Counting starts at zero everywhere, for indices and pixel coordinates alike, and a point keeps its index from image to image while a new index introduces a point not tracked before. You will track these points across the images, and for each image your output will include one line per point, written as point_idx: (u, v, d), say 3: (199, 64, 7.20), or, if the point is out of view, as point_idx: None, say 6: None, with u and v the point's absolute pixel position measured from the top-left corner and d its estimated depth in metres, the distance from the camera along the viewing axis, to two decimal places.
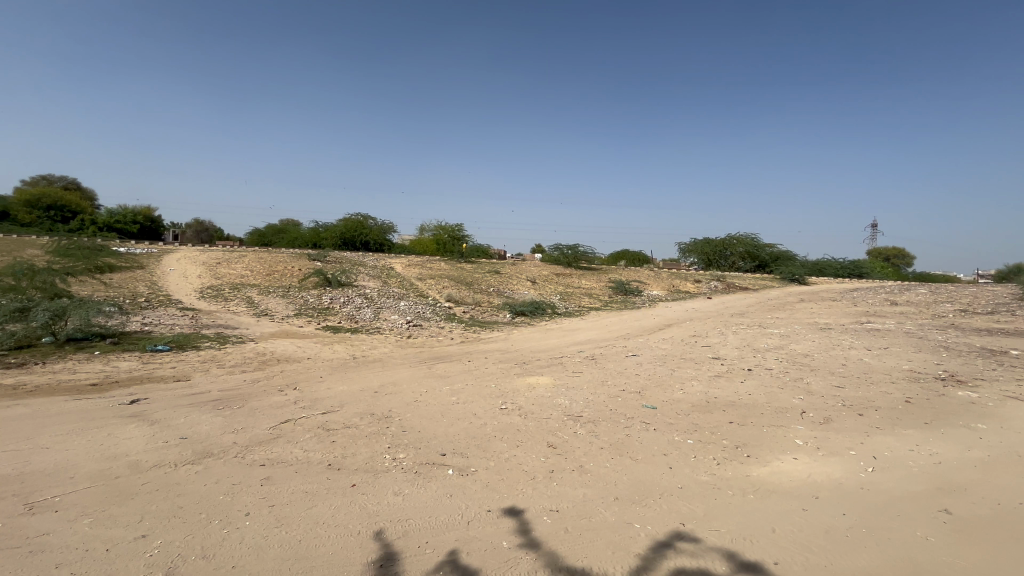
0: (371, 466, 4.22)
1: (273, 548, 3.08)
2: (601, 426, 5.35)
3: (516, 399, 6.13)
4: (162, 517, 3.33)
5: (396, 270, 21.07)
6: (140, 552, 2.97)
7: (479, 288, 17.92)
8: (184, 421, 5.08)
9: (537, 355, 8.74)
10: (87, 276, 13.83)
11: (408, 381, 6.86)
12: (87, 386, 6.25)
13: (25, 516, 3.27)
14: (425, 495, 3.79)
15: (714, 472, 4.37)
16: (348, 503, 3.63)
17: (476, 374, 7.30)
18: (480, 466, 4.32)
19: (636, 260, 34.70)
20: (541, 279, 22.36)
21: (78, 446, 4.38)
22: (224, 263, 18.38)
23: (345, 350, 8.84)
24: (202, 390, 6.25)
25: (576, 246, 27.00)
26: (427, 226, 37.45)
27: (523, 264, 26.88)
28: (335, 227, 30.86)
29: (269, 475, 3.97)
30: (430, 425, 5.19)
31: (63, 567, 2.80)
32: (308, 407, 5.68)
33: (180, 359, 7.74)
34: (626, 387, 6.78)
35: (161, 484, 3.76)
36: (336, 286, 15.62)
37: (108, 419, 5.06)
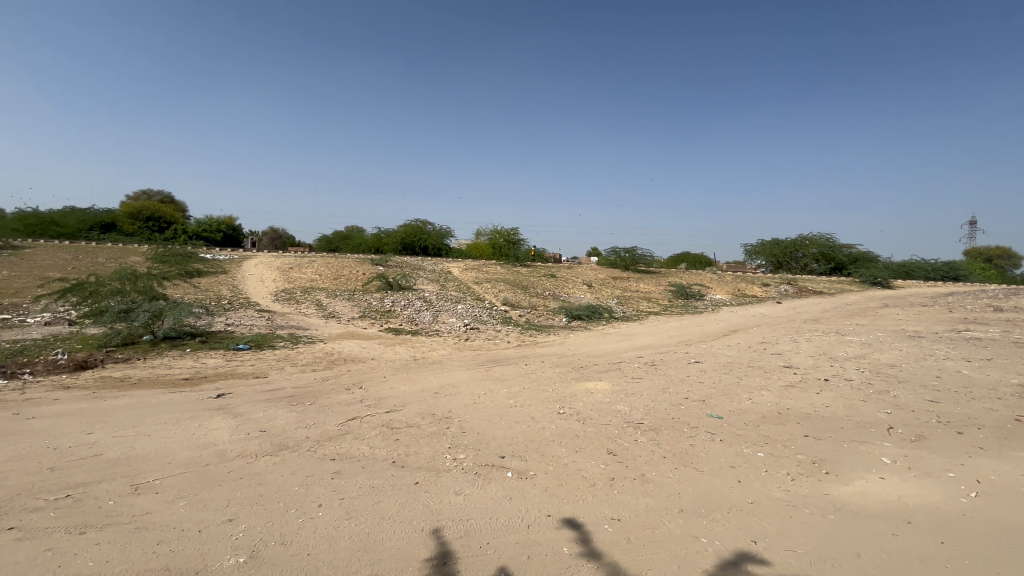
0: (433, 465, 4.33)
1: (344, 539, 3.24)
2: (663, 434, 5.18)
3: (573, 404, 6.06)
4: (246, 504, 3.60)
5: (453, 274, 21.55)
6: (228, 535, 3.22)
7: (535, 292, 17.94)
8: (262, 415, 5.46)
9: (595, 360, 8.61)
10: (180, 280, 15.25)
11: (467, 383, 6.98)
12: (181, 380, 6.88)
13: (132, 496, 3.65)
14: (486, 496, 3.84)
15: (788, 488, 4.11)
16: (412, 500, 3.74)
17: (533, 378, 7.30)
18: (539, 470, 4.31)
19: (697, 262, 33.27)
20: (598, 282, 22.03)
21: (173, 434, 4.83)
22: (295, 268, 19.65)
23: (406, 352, 9.14)
24: (278, 387, 6.70)
25: (634, 248, 26.37)
26: (483, 230, 38.03)
27: (578, 268, 26.59)
28: (396, 233, 32.08)
29: (338, 469, 4.17)
30: (489, 427, 5.25)
31: (164, 544, 3.10)
32: (373, 405, 5.92)
33: (258, 357, 8.35)
34: (689, 395, 6.52)
35: (244, 473, 4.07)
36: (397, 290, 16.21)
37: (198, 411, 5.54)
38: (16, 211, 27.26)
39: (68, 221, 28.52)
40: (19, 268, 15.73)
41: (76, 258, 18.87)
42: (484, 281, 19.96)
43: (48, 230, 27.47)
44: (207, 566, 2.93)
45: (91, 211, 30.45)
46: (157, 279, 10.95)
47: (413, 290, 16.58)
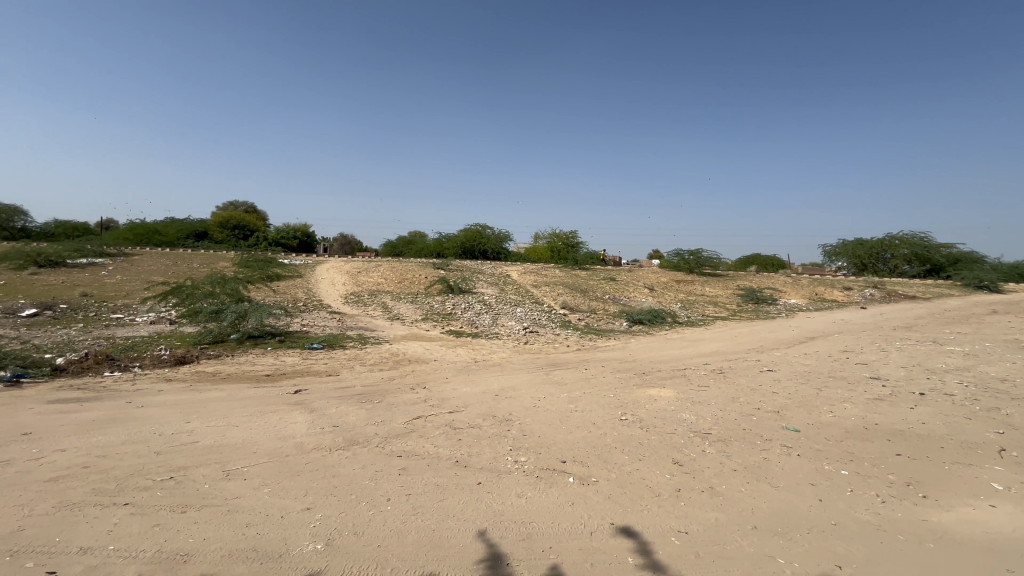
0: (494, 466, 4.39)
1: (411, 533, 3.35)
2: (733, 445, 4.93)
3: (636, 411, 5.91)
4: (322, 494, 3.83)
5: (512, 277, 21.77)
6: (306, 522, 3.44)
7: (594, 295, 17.72)
8: (335, 411, 5.79)
9: (657, 366, 8.36)
10: (262, 283, 16.57)
11: (527, 386, 7.01)
12: (263, 376, 7.46)
13: (224, 480, 4.00)
14: (548, 500, 3.83)
15: (878, 511, 3.76)
16: (474, 499, 3.82)
17: (594, 383, 7.21)
18: (601, 477, 4.24)
19: (769, 265, 31.37)
20: (661, 285, 21.36)
21: (257, 426, 5.24)
22: (363, 272, 20.68)
23: (467, 354, 9.33)
24: (348, 384, 7.08)
25: (699, 251, 25.31)
26: (541, 234, 38.09)
27: (639, 271, 25.92)
28: (457, 237, 32.90)
29: (405, 466, 4.34)
30: (550, 431, 5.24)
31: (252, 527, 3.37)
32: (437, 405, 6.11)
33: (330, 356, 8.88)
34: (762, 405, 6.15)
35: (320, 464, 4.33)
36: (457, 293, 16.62)
37: (279, 405, 5.98)
38: (129, 223, 30.92)
39: (168, 231, 31.83)
40: (129, 273, 17.74)
41: (176, 264, 21.04)
42: (543, 284, 19.98)
43: (153, 239, 30.86)
44: (288, 550, 3.15)
45: (188, 220, 33.78)
46: (242, 283, 11.95)
47: (474, 293, 16.92)
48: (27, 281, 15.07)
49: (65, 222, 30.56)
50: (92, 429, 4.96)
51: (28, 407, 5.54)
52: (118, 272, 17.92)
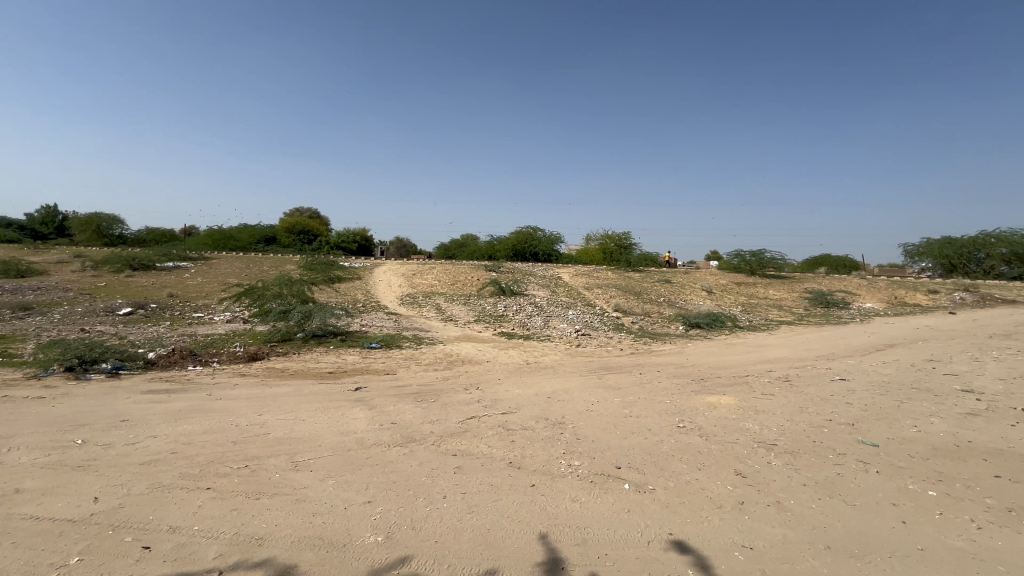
0: (548, 469, 4.37)
1: (467, 532, 3.41)
2: (802, 458, 4.63)
3: (694, 418, 5.70)
4: (382, 488, 3.98)
5: (563, 279, 21.64)
6: (368, 515, 3.59)
7: (649, 298, 17.26)
8: (392, 409, 6.00)
9: (717, 372, 8.02)
10: (324, 285, 17.48)
11: (580, 389, 6.94)
12: (327, 373, 7.86)
13: (293, 471, 4.25)
14: (603, 506, 3.77)
15: (973, 538, 3.40)
16: (528, 501, 3.82)
17: (649, 388, 7.00)
18: (658, 485, 4.12)
19: (841, 265, 29.26)
20: (720, 288, 20.48)
21: (321, 420, 5.52)
22: (418, 274, 21.28)
23: (518, 356, 9.36)
24: (405, 383, 7.31)
25: (761, 251, 24.05)
26: (593, 235, 37.57)
27: (696, 273, 25.00)
28: (508, 240, 33.15)
29: (460, 465, 4.42)
30: (604, 436, 5.15)
31: (318, 516, 3.55)
32: (489, 406, 6.17)
33: (388, 356, 9.21)
34: (834, 417, 5.74)
35: (379, 460, 4.50)
36: (509, 294, 16.76)
37: (341, 401, 6.28)
38: (208, 230, 33.63)
39: (242, 236, 34.28)
40: (208, 275, 19.28)
41: (248, 267, 22.62)
42: (595, 286, 19.71)
43: (229, 244, 33.36)
44: (352, 540, 3.29)
45: (259, 227, 36.18)
46: (307, 284, 12.65)
47: (525, 295, 17.00)
48: (124, 283, 16.73)
49: (154, 230, 33.59)
50: (178, 418, 5.42)
51: (125, 396, 6.15)
52: (199, 274, 19.51)
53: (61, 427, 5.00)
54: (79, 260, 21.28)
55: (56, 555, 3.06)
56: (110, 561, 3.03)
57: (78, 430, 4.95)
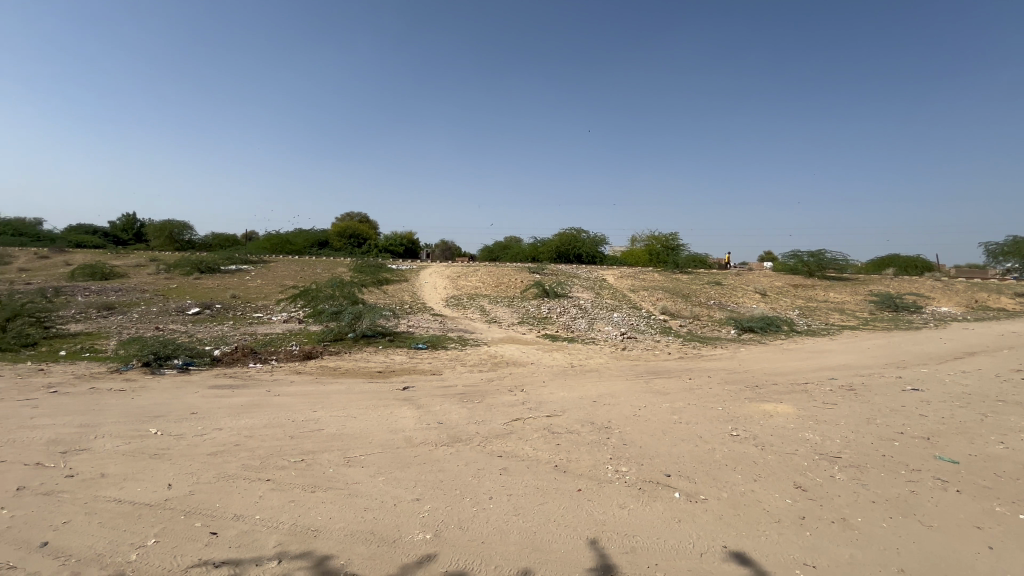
0: (595, 474, 4.31)
1: (513, 534, 3.42)
2: (870, 473, 4.33)
3: (748, 426, 5.44)
4: (429, 487, 4.04)
5: (608, 281, 21.27)
6: (416, 512, 3.66)
7: (698, 300, 16.69)
8: (439, 408, 6.11)
9: (773, 379, 7.63)
10: (373, 287, 18.05)
11: (627, 394, 6.80)
12: (376, 372, 8.11)
13: (346, 466, 4.40)
14: (652, 514, 3.67)
15: None
16: (575, 506, 3.78)
17: (699, 394, 6.75)
18: (710, 495, 3.96)
19: (912, 266, 27.15)
20: (775, 290, 19.50)
21: (371, 418, 5.69)
22: (463, 276, 21.57)
23: (563, 358, 9.29)
24: (451, 384, 7.42)
25: (821, 252, 22.73)
26: (638, 236, 36.72)
27: (748, 274, 23.90)
28: (552, 241, 33.00)
29: (505, 466, 4.43)
30: (653, 442, 5.02)
31: (370, 511, 3.66)
32: (534, 408, 6.15)
33: (434, 356, 9.39)
34: (906, 430, 5.32)
35: (427, 458, 4.59)
36: (553, 297, 16.66)
37: (390, 400, 6.45)
38: (268, 235, 35.62)
39: (297, 239, 36.05)
40: (267, 277, 20.41)
41: (304, 270, 23.71)
42: (641, 288, 19.26)
43: (286, 248, 35.16)
44: (401, 537, 3.37)
45: (313, 231, 37.92)
46: (357, 286, 13.10)
47: (569, 297, 16.85)
48: (193, 284, 17.97)
49: (219, 235, 35.94)
50: (240, 413, 5.75)
51: (194, 391, 6.59)
52: (259, 276, 20.67)
53: (140, 417, 5.43)
54: (154, 263, 23.12)
55: (136, 536, 3.32)
56: (183, 544, 3.26)
57: (153, 421, 5.35)
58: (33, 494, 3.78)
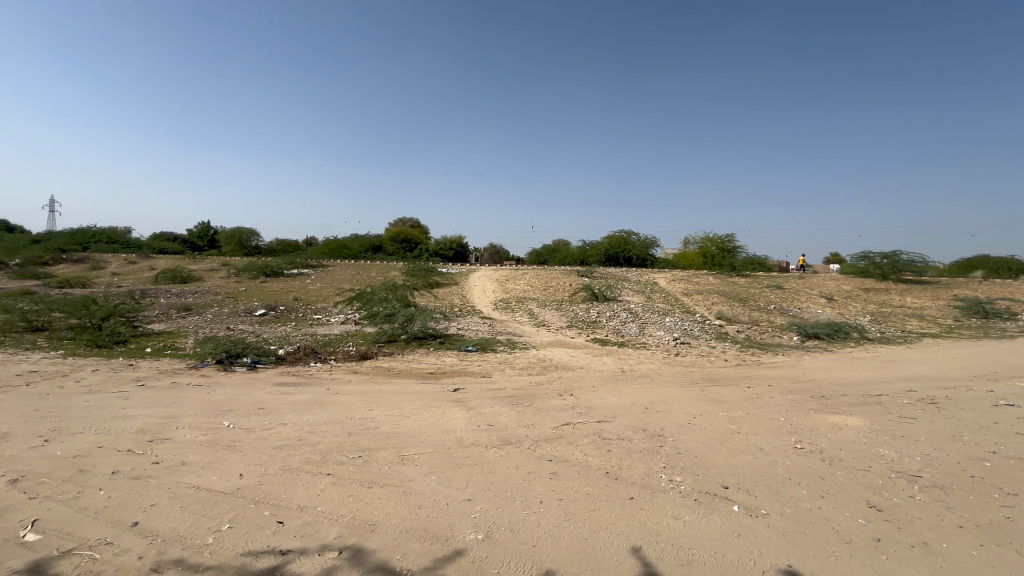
0: (648, 483, 4.20)
1: (564, 539, 3.40)
2: (956, 495, 3.96)
3: (814, 439, 5.12)
4: (481, 488, 4.10)
5: (660, 285, 20.72)
6: (468, 512, 3.72)
7: (757, 305, 15.91)
8: (489, 411, 6.18)
9: (842, 389, 7.14)
10: (425, 290, 18.52)
11: (681, 401, 6.59)
12: (428, 374, 8.32)
13: (400, 464, 4.55)
14: (709, 527, 3.54)
15: None
16: (628, 514, 3.70)
17: (759, 403, 6.43)
18: (772, 510, 3.77)
19: (1004, 267, 24.56)
20: (843, 295, 18.25)
21: (424, 418, 5.85)
22: (511, 280, 21.72)
23: (613, 363, 9.14)
24: (500, 387, 7.47)
25: (896, 253, 21.07)
26: (692, 239, 35.49)
27: (812, 277, 22.52)
28: (600, 244, 32.55)
29: (555, 471, 4.41)
30: (709, 452, 4.83)
31: (423, 509, 3.76)
32: (584, 413, 6.10)
33: (484, 359, 9.49)
34: (999, 449, 4.83)
35: (477, 460, 4.66)
36: (602, 300, 16.43)
37: (441, 401, 6.60)
38: (326, 242, 37.48)
39: (353, 245, 37.64)
40: (326, 281, 21.48)
41: (359, 274, 24.69)
42: (694, 292, 18.63)
43: (342, 252, 36.83)
44: (454, 536, 3.44)
45: (368, 236, 39.48)
46: (408, 290, 13.49)
47: (619, 301, 16.55)
48: (259, 287, 19.19)
49: (283, 241, 38.20)
50: (303, 409, 6.08)
51: (261, 387, 7.03)
52: (319, 280, 21.73)
53: (214, 411, 5.86)
54: (225, 268, 24.92)
55: (212, 521, 3.58)
56: (253, 531, 3.48)
57: (226, 415, 5.76)
58: (125, 478, 4.16)
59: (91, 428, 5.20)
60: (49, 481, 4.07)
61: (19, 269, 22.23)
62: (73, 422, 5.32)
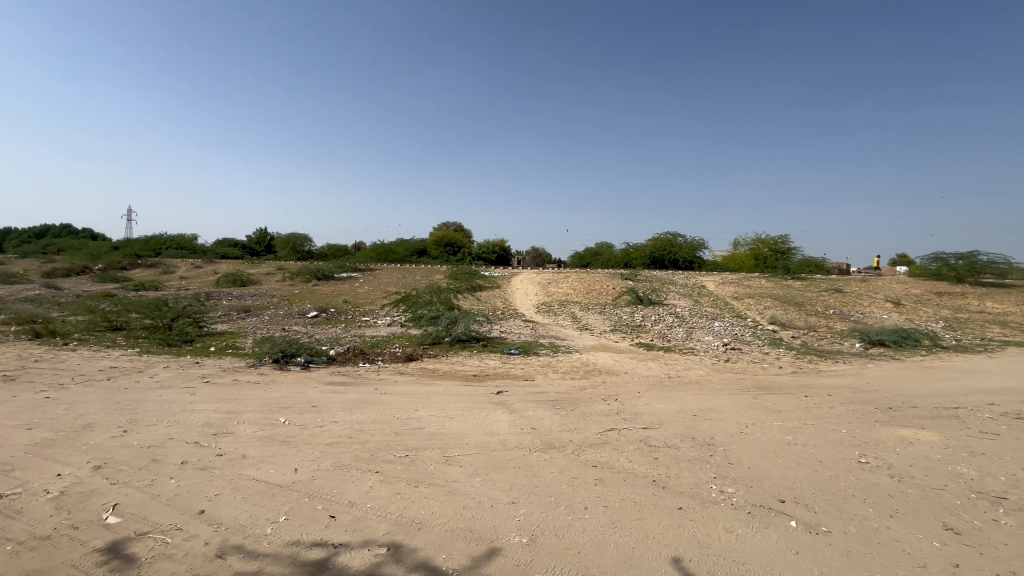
0: (697, 493, 4.06)
1: (610, 547, 3.34)
2: None
3: (880, 454, 4.79)
4: (524, 491, 4.09)
5: (707, 288, 20.03)
6: (512, 515, 3.72)
7: (814, 310, 15.06)
8: (532, 414, 6.17)
9: (912, 401, 6.62)
10: (467, 292, 18.75)
11: (731, 409, 6.33)
12: (471, 376, 8.41)
13: (445, 465, 4.62)
14: (765, 542, 3.38)
15: None
16: (676, 525, 3.59)
17: (817, 414, 6.06)
18: (834, 528, 3.55)
19: None
20: (912, 299, 16.95)
21: (468, 420, 5.91)
22: (553, 283, 21.62)
23: (659, 369, 8.91)
24: (543, 390, 7.45)
25: (973, 254, 19.40)
26: (742, 240, 34.10)
27: (876, 281, 21.07)
28: (645, 246, 31.85)
29: (600, 477, 4.34)
30: (763, 464, 4.61)
31: (468, 510, 3.80)
32: (629, 419, 5.97)
33: (526, 362, 9.50)
34: None
35: (521, 463, 4.66)
36: (647, 304, 16.06)
37: (485, 403, 6.66)
38: (373, 246, 38.72)
39: (399, 249, 38.68)
40: (373, 284, 22.16)
41: (405, 277, 25.36)
42: (745, 295, 17.88)
43: (389, 256, 37.92)
44: (499, 538, 3.45)
45: (413, 241, 40.48)
46: (452, 293, 13.71)
47: (665, 304, 16.13)
48: (312, 290, 20.08)
49: (333, 245, 39.82)
50: (353, 408, 6.30)
51: (314, 386, 7.34)
52: (367, 284, 22.48)
53: (272, 408, 6.17)
54: (281, 272, 26.24)
55: (270, 512, 3.76)
56: (307, 524, 3.63)
57: (282, 411, 6.05)
58: (192, 468, 4.46)
59: (163, 420, 5.61)
60: (128, 468, 4.41)
61: (101, 274, 24.36)
62: (147, 415, 5.75)
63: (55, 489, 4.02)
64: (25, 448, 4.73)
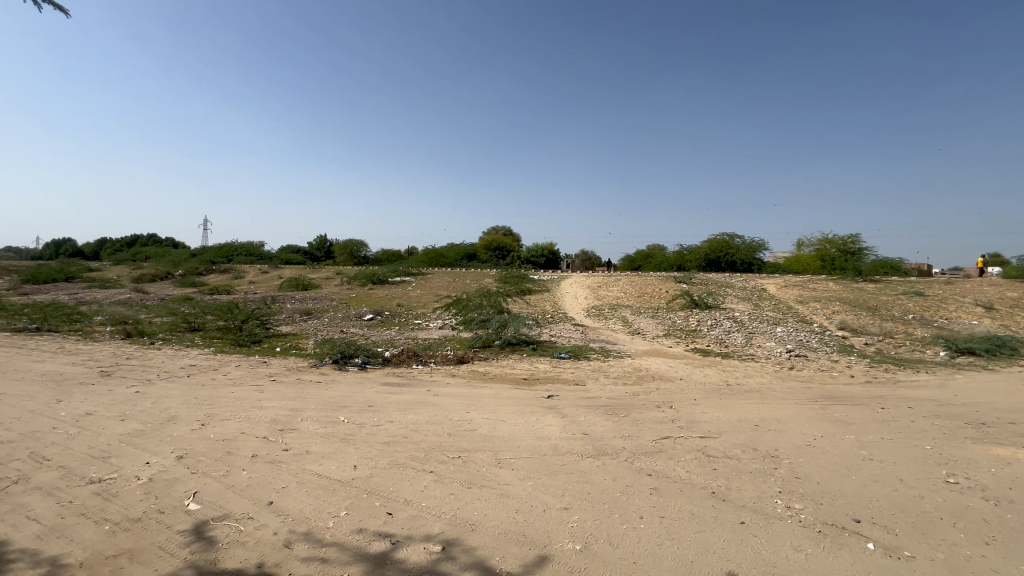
0: (761, 507, 3.85)
1: (667, 559, 3.24)
2: None
3: (972, 474, 4.34)
4: (577, 497, 4.05)
5: (768, 291, 19.02)
6: (565, 521, 3.69)
7: (890, 314, 13.93)
8: (583, 419, 6.10)
9: (1009, 417, 5.96)
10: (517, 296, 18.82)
11: (797, 420, 5.96)
12: (521, 379, 8.43)
13: (496, 467, 4.65)
14: (838, 564, 3.16)
15: None
16: (738, 540, 3.43)
17: (896, 428, 5.59)
18: (918, 553, 3.26)
19: None
20: (1007, 303, 15.29)
21: (519, 424, 5.92)
22: (603, 286, 21.29)
23: (716, 375, 8.56)
24: (594, 395, 7.34)
25: None
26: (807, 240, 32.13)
27: (963, 283, 19.18)
28: (700, 248, 30.75)
29: (655, 487, 4.22)
30: (834, 479, 4.31)
31: (521, 513, 3.80)
32: (686, 427, 5.76)
33: (577, 366, 9.40)
34: None
35: (573, 468, 4.61)
36: (703, 308, 15.47)
37: (536, 407, 6.65)
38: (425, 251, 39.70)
39: (450, 253, 39.46)
40: (426, 288, 22.71)
41: (456, 281, 25.82)
42: (811, 299, 16.81)
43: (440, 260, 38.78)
44: (552, 544, 3.43)
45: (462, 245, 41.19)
46: (501, 296, 13.83)
47: (722, 308, 15.47)
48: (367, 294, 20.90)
49: (387, 250, 41.24)
50: (407, 408, 6.47)
51: (371, 386, 7.63)
52: (419, 287, 23.09)
53: (332, 406, 6.46)
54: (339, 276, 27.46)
55: (332, 506, 3.94)
56: (366, 519, 3.76)
57: (342, 410, 6.33)
58: (262, 461, 4.75)
59: (236, 416, 6.01)
60: (206, 459, 4.77)
61: (182, 279, 26.52)
62: (222, 410, 6.19)
63: (145, 476, 4.41)
64: (119, 437, 5.23)
